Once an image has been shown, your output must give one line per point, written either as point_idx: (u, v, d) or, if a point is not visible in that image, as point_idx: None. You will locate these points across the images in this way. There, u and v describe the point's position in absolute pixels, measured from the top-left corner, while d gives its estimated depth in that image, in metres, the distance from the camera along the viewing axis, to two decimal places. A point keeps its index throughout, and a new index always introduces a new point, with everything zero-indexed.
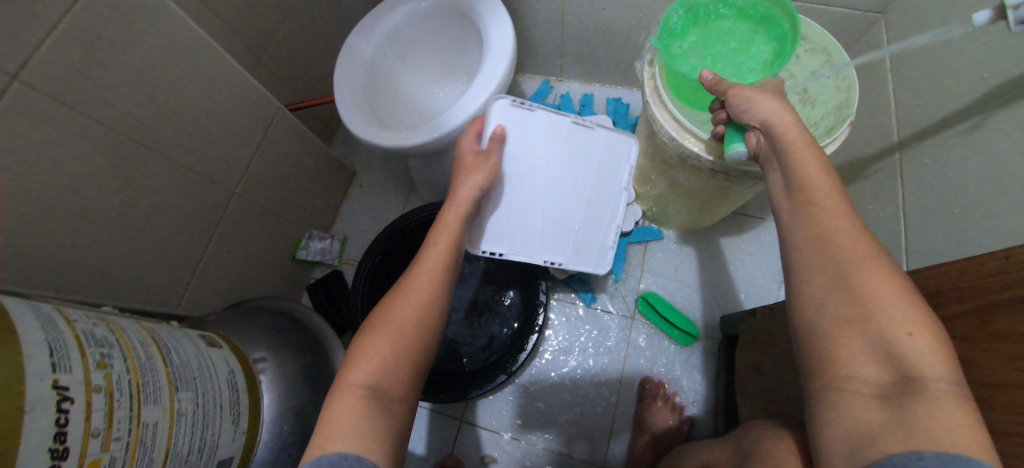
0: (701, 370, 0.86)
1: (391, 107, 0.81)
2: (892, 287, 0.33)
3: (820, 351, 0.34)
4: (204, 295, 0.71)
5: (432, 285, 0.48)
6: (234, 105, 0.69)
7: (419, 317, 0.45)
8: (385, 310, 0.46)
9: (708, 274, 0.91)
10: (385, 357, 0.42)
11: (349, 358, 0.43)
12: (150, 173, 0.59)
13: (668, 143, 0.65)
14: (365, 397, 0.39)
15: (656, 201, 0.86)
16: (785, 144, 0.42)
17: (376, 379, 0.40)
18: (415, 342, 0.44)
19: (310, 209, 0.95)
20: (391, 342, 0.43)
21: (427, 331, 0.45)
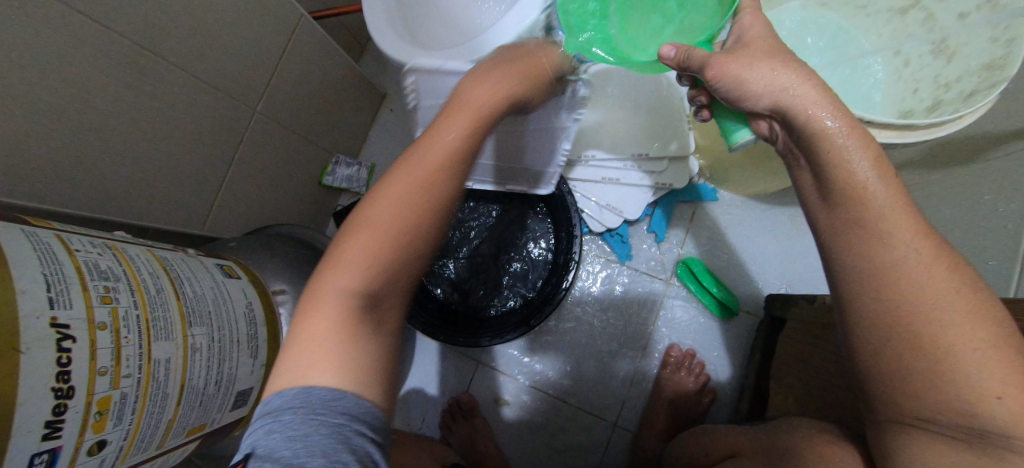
0: (733, 346, 0.81)
1: (425, 21, 0.69)
2: (952, 307, 0.32)
3: (889, 391, 0.34)
4: (229, 216, 0.70)
5: (432, 176, 0.41)
6: (254, 9, 0.61)
7: (405, 229, 0.39)
8: (370, 206, 0.40)
9: (761, 247, 0.83)
10: (373, 262, 0.38)
11: (336, 250, 0.39)
12: (165, 85, 0.54)
13: None
14: (347, 318, 0.36)
15: (714, 159, 0.76)
16: (813, 135, 0.37)
17: (370, 297, 0.37)
18: (398, 253, 0.39)
19: (337, 132, 0.89)
20: (382, 249, 0.38)
21: (414, 241, 0.39)
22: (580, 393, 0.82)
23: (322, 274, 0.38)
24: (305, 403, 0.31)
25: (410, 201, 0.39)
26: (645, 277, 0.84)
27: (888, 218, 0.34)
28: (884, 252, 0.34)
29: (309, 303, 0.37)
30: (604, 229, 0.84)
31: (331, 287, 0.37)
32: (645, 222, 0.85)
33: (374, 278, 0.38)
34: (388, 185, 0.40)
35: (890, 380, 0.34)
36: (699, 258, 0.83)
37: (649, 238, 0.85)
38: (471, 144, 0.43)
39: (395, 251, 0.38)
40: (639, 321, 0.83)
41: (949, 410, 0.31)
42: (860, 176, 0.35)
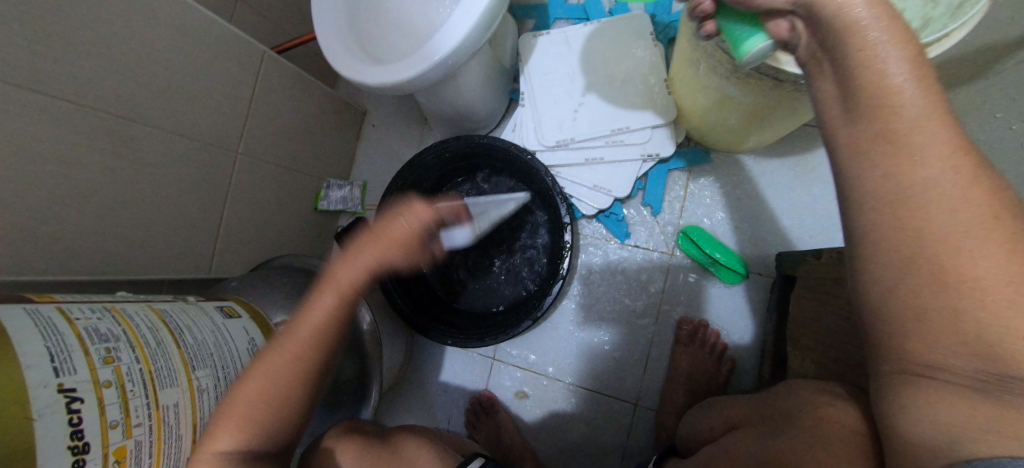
0: (749, 309, 0.77)
1: (379, 35, 0.70)
2: (993, 241, 0.25)
3: (888, 335, 0.29)
4: (233, 256, 0.74)
5: (308, 357, 0.48)
6: (214, 56, 0.63)
7: (296, 398, 0.48)
8: (257, 376, 0.46)
9: (765, 202, 0.78)
10: (248, 427, 0.45)
11: (214, 420, 0.44)
12: (147, 146, 0.57)
13: (715, 51, 0.51)
14: (224, 465, 0.43)
15: (701, 117, 0.71)
16: (844, 34, 0.28)
17: (239, 453, 0.44)
18: (282, 414, 0.47)
19: (324, 157, 0.91)
20: (253, 412, 0.45)
21: (307, 394, 0.49)
22: (595, 376, 0.83)
23: (212, 429, 0.44)
24: None
25: (289, 373, 0.47)
26: (646, 252, 0.82)
27: (920, 138, 0.26)
28: (888, 183, 0.27)
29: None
30: (597, 210, 0.82)
31: (207, 451, 0.43)
32: (638, 196, 0.83)
33: (246, 434, 0.45)
34: (280, 346, 0.48)
35: (893, 327, 0.28)
36: (700, 224, 0.80)
37: (645, 212, 0.82)
38: (349, 309, 0.50)
39: (265, 420, 0.46)
40: (645, 298, 0.82)
41: (963, 354, 0.26)
42: (895, 84, 0.27)
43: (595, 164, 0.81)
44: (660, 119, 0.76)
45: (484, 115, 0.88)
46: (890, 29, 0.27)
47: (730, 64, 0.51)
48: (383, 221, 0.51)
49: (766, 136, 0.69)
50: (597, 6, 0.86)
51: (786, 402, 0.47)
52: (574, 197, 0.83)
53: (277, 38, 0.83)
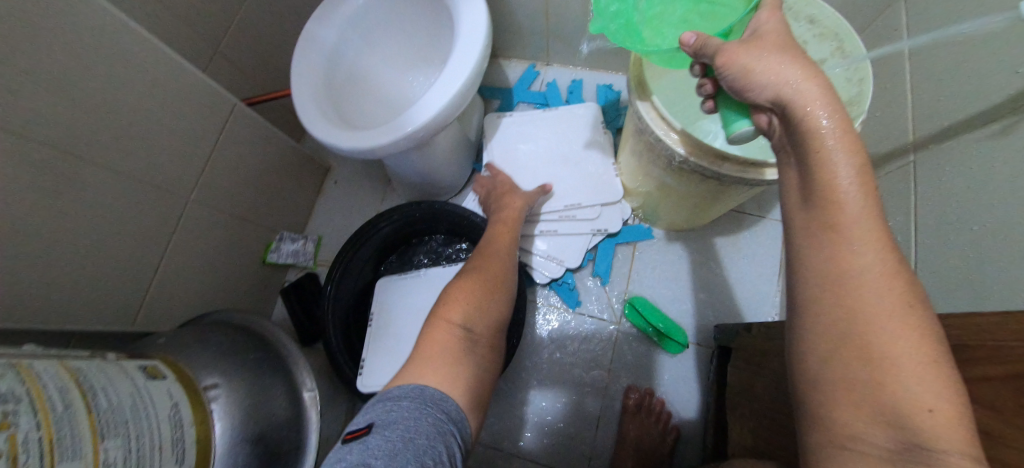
0: (691, 378, 0.81)
1: (355, 102, 0.74)
2: (899, 315, 0.27)
3: (812, 398, 0.30)
4: (163, 308, 0.67)
5: (496, 289, 0.59)
6: (179, 101, 0.63)
7: (483, 300, 0.56)
8: (468, 283, 0.58)
9: (701, 276, 0.87)
10: (474, 307, 0.54)
11: (448, 301, 0.55)
12: (86, 184, 0.54)
13: (655, 145, 0.59)
14: (453, 337, 0.50)
15: (646, 199, 0.80)
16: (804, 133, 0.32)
17: (465, 322, 0.52)
18: (485, 327, 0.54)
19: (282, 209, 0.90)
20: (478, 303, 0.56)
21: (491, 320, 0.56)
22: (547, 449, 0.80)
23: (440, 309, 0.55)
24: (420, 396, 0.40)
25: (479, 288, 0.58)
26: (596, 320, 0.86)
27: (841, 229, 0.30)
28: (805, 262, 0.31)
29: (431, 328, 0.51)
30: (550, 278, 0.86)
31: (446, 318, 0.52)
32: (590, 266, 0.89)
33: (472, 315, 0.54)
34: (477, 271, 0.61)
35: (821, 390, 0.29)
36: (645, 295, 0.86)
37: (595, 281, 0.88)
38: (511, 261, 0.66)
39: (491, 307, 0.57)
40: (595, 365, 0.84)
41: (874, 419, 0.26)
42: (841, 180, 0.30)
43: (550, 235, 0.87)
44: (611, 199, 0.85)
45: (449, 181, 0.92)
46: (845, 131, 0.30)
47: (667, 155, 0.59)
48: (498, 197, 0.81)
49: (701, 214, 0.76)
50: (555, 97, 0.98)
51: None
52: (530, 265, 0.87)
53: (251, 93, 0.86)
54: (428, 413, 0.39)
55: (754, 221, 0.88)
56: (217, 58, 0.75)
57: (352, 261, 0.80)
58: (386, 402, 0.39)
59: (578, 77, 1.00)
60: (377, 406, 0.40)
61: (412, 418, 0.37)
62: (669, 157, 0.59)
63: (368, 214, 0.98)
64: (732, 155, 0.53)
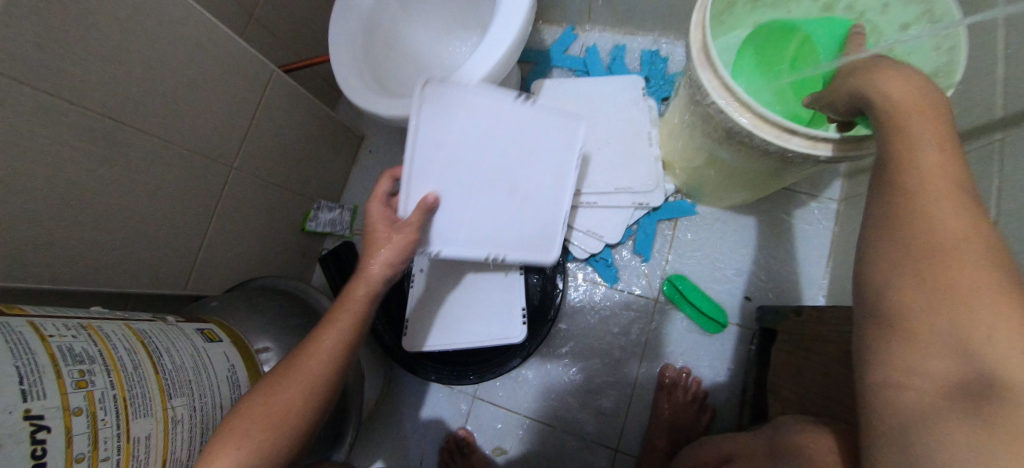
0: (729, 359, 0.79)
1: (393, 68, 0.72)
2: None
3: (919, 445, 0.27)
4: (211, 273, 0.70)
5: (306, 400, 0.47)
6: (221, 70, 0.62)
7: (285, 424, 0.45)
8: (263, 400, 0.45)
9: (745, 256, 0.82)
10: (269, 427, 0.44)
11: (221, 434, 0.43)
12: (140, 154, 0.55)
13: (714, 116, 0.55)
14: None
15: (690, 175, 0.76)
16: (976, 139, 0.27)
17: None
18: (278, 453, 0.44)
19: (318, 180, 0.90)
20: (264, 437, 0.43)
21: (295, 441, 0.46)
22: (576, 421, 0.81)
23: (231, 423, 0.44)
24: None
25: (292, 412, 0.46)
26: (634, 298, 0.84)
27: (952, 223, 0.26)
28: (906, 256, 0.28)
29: None
30: (588, 254, 0.84)
31: (229, 443, 0.42)
32: (629, 242, 0.86)
33: (265, 441, 0.43)
34: (305, 351, 0.49)
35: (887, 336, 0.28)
36: (685, 274, 0.83)
37: (634, 259, 0.85)
38: (364, 315, 0.54)
39: (270, 444, 0.44)
40: (630, 343, 0.82)
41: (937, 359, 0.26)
42: None
43: (590, 208, 0.83)
44: (658, 177, 0.81)
45: None
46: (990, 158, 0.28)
47: (725, 129, 0.55)
48: (367, 247, 0.58)
49: (760, 190, 0.71)
50: (595, 64, 0.93)
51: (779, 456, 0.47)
52: (567, 240, 0.85)
53: (287, 61, 0.85)
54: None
55: (807, 201, 0.82)
56: (254, 22, 0.74)
57: None
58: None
59: (622, 42, 0.94)
60: None
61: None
62: (728, 130, 0.54)
63: None
64: (801, 129, 0.48)
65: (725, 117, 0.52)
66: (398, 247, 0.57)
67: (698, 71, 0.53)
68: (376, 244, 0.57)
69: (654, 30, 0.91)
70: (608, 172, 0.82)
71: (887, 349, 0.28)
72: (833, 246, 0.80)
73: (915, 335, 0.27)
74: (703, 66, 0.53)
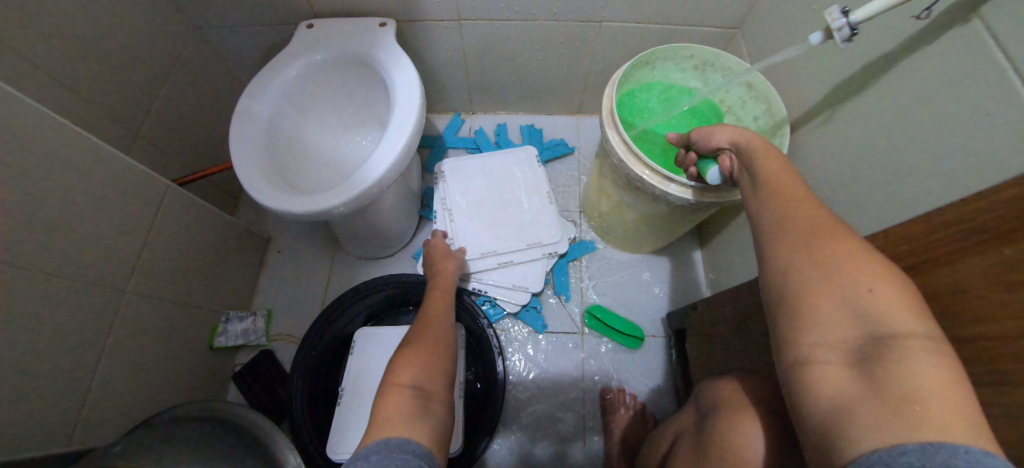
0: (655, 368, 0.90)
1: (299, 168, 0.76)
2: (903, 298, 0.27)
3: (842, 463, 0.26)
4: (101, 420, 0.59)
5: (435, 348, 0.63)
6: (107, 188, 0.59)
7: (431, 356, 0.61)
8: (400, 357, 0.60)
9: (643, 277, 0.97)
10: (424, 372, 0.57)
11: (394, 366, 0.57)
12: (13, 291, 0.49)
13: (618, 166, 0.70)
14: (411, 393, 0.53)
15: (605, 220, 0.92)
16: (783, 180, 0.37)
17: (416, 382, 0.55)
18: (434, 371, 0.59)
19: (224, 289, 0.84)
20: (423, 365, 0.58)
21: (440, 363, 0.61)
22: None
23: (388, 378, 0.56)
24: (385, 446, 0.43)
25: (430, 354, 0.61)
26: (565, 336, 0.92)
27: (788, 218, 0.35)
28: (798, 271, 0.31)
29: (385, 394, 0.52)
30: (518, 306, 0.92)
31: (396, 382, 0.54)
32: (549, 288, 0.96)
33: (418, 379, 0.56)
34: (417, 336, 0.65)
35: (797, 322, 0.30)
36: (601, 303, 0.94)
37: (557, 301, 0.95)
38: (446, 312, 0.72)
39: (431, 373, 0.59)
40: (569, 378, 0.89)
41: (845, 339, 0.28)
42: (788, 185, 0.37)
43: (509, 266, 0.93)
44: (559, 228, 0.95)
45: (398, 230, 0.95)
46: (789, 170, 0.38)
47: (626, 176, 0.70)
48: (434, 266, 0.83)
49: (668, 234, 0.85)
50: (484, 140, 1.08)
51: None
52: (496, 297, 0.92)
53: (177, 174, 0.83)
54: (397, 455, 0.42)
55: None
56: (140, 141, 0.73)
57: (314, 334, 0.79)
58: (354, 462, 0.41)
59: (502, 121, 1.12)
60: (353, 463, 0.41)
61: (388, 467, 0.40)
62: (629, 178, 0.69)
63: (320, 277, 0.96)
64: (676, 176, 0.64)
65: (626, 167, 0.67)
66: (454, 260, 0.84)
67: (607, 130, 0.69)
68: (439, 264, 0.83)
69: (526, 109, 1.11)
70: (521, 234, 0.94)
71: (800, 336, 0.29)
72: (702, 249, 0.99)
73: (821, 313, 0.29)
74: (610, 125, 0.70)
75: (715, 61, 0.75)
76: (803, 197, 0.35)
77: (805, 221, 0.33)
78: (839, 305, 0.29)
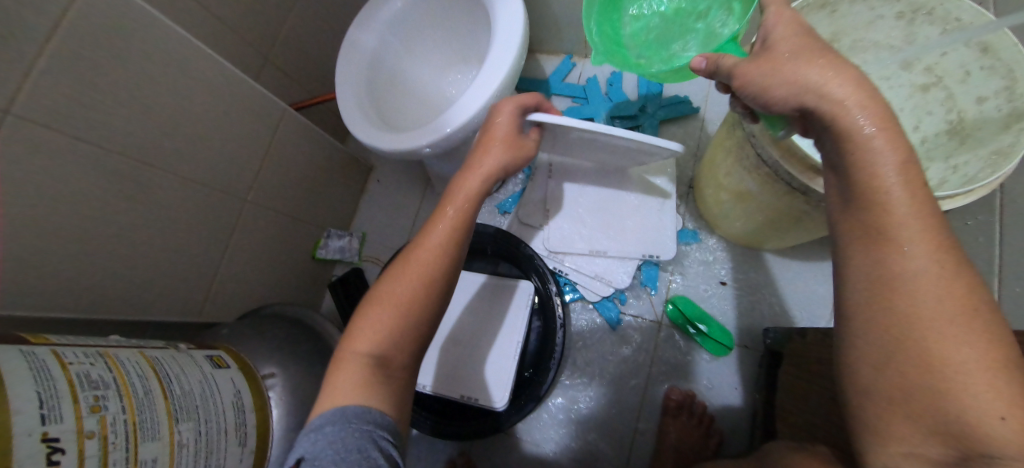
0: (737, 384, 0.77)
1: (396, 103, 0.76)
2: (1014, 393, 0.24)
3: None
4: (225, 300, 0.73)
5: (429, 283, 0.45)
6: (238, 111, 0.66)
7: (423, 289, 0.45)
8: (381, 297, 0.45)
9: (748, 282, 0.81)
10: (388, 331, 0.43)
11: (358, 320, 0.44)
12: (161, 192, 0.59)
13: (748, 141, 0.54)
14: (369, 364, 0.41)
15: (720, 210, 0.75)
16: (856, 162, 0.30)
17: (381, 350, 0.42)
18: (420, 312, 0.45)
19: (327, 208, 0.94)
20: (399, 321, 0.43)
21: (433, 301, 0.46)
22: (587, 449, 0.78)
23: (352, 332, 0.44)
24: (341, 415, 0.36)
25: (417, 294, 0.45)
26: (639, 323, 0.82)
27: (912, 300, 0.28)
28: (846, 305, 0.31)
29: (341, 360, 0.41)
30: (598, 297, 0.83)
31: (357, 349, 0.42)
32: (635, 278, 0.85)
33: (384, 341, 0.42)
34: (395, 272, 0.46)
35: (881, 415, 0.28)
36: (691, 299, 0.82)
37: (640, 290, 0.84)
38: (469, 214, 0.50)
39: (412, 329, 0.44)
40: (633, 367, 0.81)
41: (940, 449, 0.25)
42: (887, 186, 0.29)
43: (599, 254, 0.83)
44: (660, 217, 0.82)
45: None
46: (886, 127, 0.30)
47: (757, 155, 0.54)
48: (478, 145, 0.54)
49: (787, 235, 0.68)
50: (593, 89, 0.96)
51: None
52: (578, 283, 0.84)
53: (299, 97, 0.91)
54: (350, 427, 0.36)
55: None
56: (268, 65, 0.80)
57: None
58: (307, 435, 0.36)
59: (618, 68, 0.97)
60: (302, 439, 0.36)
61: (335, 443, 0.34)
62: (758, 158, 0.54)
63: (408, 211, 1.00)
64: None
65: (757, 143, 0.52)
66: (508, 145, 0.53)
67: None
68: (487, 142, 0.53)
69: None
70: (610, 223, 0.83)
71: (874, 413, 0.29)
72: None
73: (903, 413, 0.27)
74: None
75: (936, 7, 0.55)
76: (923, 249, 0.28)
77: (896, 318, 0.28)
78: (937, 422, 0.26)
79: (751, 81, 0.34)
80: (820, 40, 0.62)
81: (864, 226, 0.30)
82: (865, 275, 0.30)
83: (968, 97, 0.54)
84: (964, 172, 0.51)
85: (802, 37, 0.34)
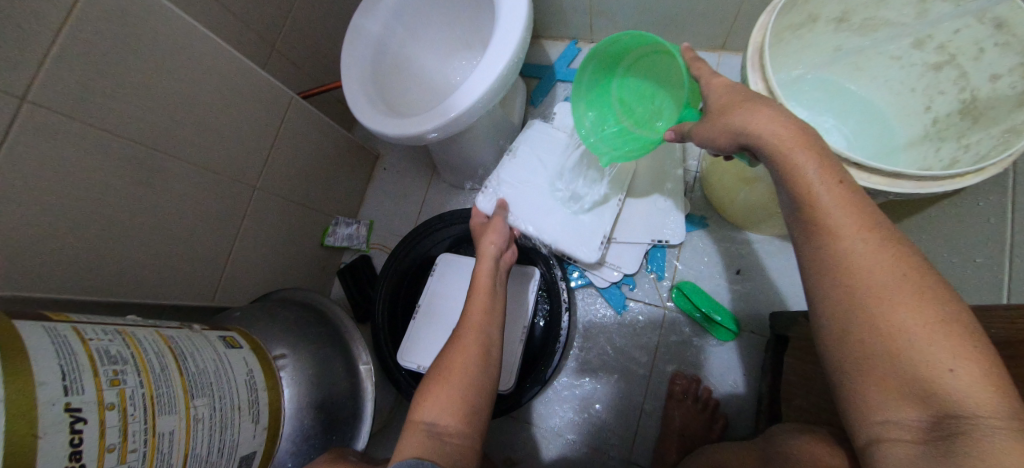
0: (742, 369, 0.76)
1: (401, 90, 0.76)
2: (953, 346, 0.26)
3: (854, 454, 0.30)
4: (237, 285, 0.75)
5: (478, 356, 0.52)
6: (246, 99, 0.68)
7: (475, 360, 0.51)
8: (441, 367, 0.51)
9: (755, 268, 0.80)
10: (447, 395, 0.48)
11: (422, 392, 0.49)
12: (174, 179, 0.60)
13: None
14: (432, 428, 0.45)
15: (729, 195, 0.74)
16: (787, 170, 0.34)
17: (442, 418, 0.46)
18: (475, 382, 0.50)
19: (335, 196, 0.95)
20: (458, 394, 0.48)
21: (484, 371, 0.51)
22: (591, 432, 0.79)
23: (415, 402, 0.49)
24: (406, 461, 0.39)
25: (471, 365, 0.51)
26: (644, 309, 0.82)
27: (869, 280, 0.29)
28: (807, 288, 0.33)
29: (408, 428, 0.45)
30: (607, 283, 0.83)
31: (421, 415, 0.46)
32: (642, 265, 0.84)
33: (447, 403, 0.47)
34: (458, 347, 0.53)
35: (854, 383, 0.29)
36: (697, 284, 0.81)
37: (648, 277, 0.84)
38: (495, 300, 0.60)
39: (467, 396, 0.48)
40: (638, 353, 0.81)
41: (916, 414, 0.26)
42: (817, 191, 0.32)
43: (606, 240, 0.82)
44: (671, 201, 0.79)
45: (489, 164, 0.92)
46: (811, 145, 0.34)
47: None
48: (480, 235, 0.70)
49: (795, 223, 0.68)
50: None
51: (770, 448, 0.47)
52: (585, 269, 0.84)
53: (306, 86, 0.91)
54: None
55: None
56: (274, 54, 0.81)
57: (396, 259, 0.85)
58: None
59: None
60: None
61: None
62: None
63: (414, 199, 1.01)
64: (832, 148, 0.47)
65: None
66: (496, 229, 0.69)
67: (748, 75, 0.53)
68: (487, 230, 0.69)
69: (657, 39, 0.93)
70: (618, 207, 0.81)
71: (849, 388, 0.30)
72: None
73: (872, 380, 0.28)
74: (754, 67, 0.53)
75: None
76: (851, 231, 0.31)
77: (864, 292, 0.29)
78: (902, 384, 0.27)
79: (702, 136, 0.41)
80: (830, 20, 0.61)
81: (817, 226, 0.32)
82: (825, 254, 0.32)
83: (981, 76, 0.53)
84: (977, 151, 0.51)
85: (734, 91, 0.40)
